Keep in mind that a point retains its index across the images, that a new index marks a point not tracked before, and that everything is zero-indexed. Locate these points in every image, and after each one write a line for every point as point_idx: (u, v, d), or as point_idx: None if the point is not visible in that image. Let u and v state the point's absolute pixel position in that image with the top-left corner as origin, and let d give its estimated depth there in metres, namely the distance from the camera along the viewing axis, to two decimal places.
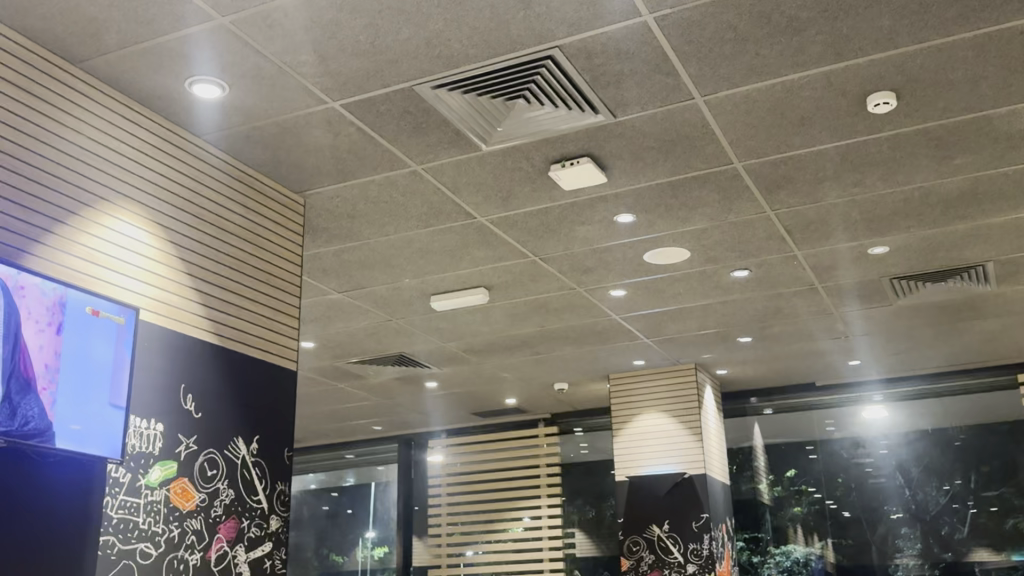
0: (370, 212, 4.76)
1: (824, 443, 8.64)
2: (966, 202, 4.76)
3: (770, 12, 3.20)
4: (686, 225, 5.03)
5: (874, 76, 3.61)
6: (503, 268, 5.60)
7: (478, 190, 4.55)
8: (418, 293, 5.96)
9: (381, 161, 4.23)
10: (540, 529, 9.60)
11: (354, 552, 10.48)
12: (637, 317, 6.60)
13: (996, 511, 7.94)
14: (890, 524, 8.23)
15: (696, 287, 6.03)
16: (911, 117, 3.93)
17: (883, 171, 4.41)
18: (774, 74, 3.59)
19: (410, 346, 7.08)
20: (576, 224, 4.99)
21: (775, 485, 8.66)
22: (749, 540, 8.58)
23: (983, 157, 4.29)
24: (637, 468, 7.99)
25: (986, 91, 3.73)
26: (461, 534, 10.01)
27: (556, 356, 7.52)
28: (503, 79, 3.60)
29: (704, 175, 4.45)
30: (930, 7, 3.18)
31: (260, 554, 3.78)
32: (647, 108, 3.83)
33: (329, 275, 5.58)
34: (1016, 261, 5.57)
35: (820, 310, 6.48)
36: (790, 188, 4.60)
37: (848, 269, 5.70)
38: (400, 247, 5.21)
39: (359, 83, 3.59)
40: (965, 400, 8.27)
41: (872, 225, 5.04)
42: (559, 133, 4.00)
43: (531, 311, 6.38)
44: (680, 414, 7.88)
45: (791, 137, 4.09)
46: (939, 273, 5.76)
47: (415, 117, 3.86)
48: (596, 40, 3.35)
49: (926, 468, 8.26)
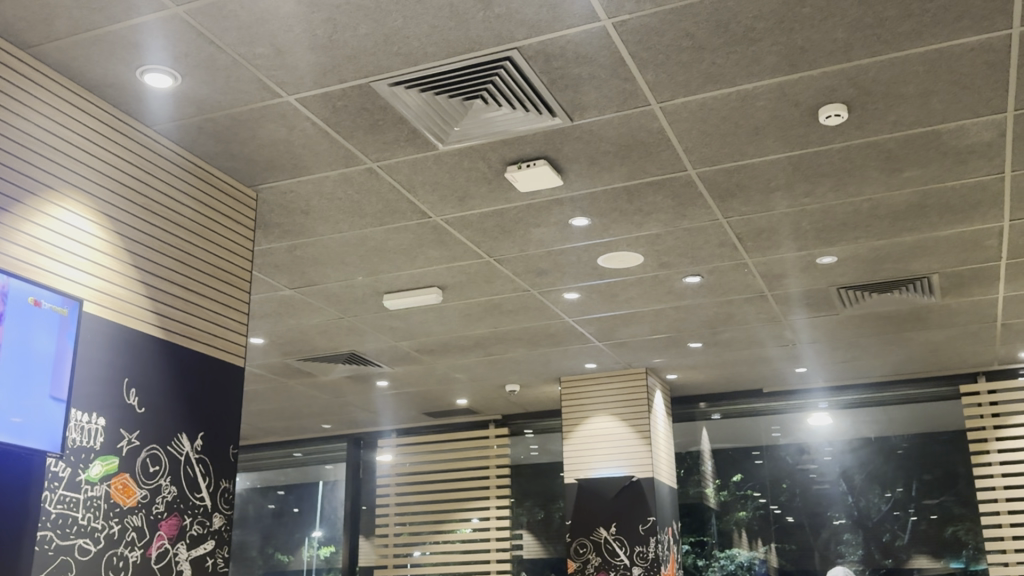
0: (325, 208, 4.72)
1: (769, 448, 8.76)
2: (913, 214, 4.85)
3: (727, 22, 3.24)
4: (641, 230, 5.06)
5: (827, 89, 3.67)
6: (457, 268, 5.59)
7: (435, 190, 4.53)
8: (371, 291, 5.92)
9: (336, 157, 4.20)
10: (489, 530, 9.55)
11: (299, 552, 10.44)
12: (591, 320, 6.63)
13: (936, 518, 8.11)
14: (833, 530, 8.37)
15: (648, 292, 6.07)
16: (863, 130, 4.00)
17: (834, 182, 4.48)
18: (730, 83, 3.63)
19: (361, 345, 7.03)
20: (531, 225, 4.99)
21: (721, 489, 8.76)
22: (695, 544, 8.67)
23: (932, 171, 4.37)
24: (587, 470, 8.02)
25: (936, 106, 3.81)
26: (409, 534, 9.92)
27: (508, 358, 7.53)
28: (461, 79, 3.59)
29: (659, 181, 4.48)
30: (884, 21, 3.24)
31: (202, 553, 3.72)
32: (605, 112, 3.85)
33: (281, 271, 5.52)
34: (962, 273, 5.69)
35: (769, 317, 6.56)
36: (743, 197, 4.65)
37: (798, 278, 5.79)
38: (354, 245, 5.18)
39: (316, 77, 3.55)
40: (908, 410, 8.44)
41: (822, 235, 5.12)
42: (517, 134, 4.00)
43: (485, 312, 6.38)
44: (630, 417, 7.93)
45: (745, 146, 4.13)
46: (887, 284, 5.85)
47: (372, 114, 3.83)
48: (555, 43, 3.35)
49: (868, 475, 8.41)
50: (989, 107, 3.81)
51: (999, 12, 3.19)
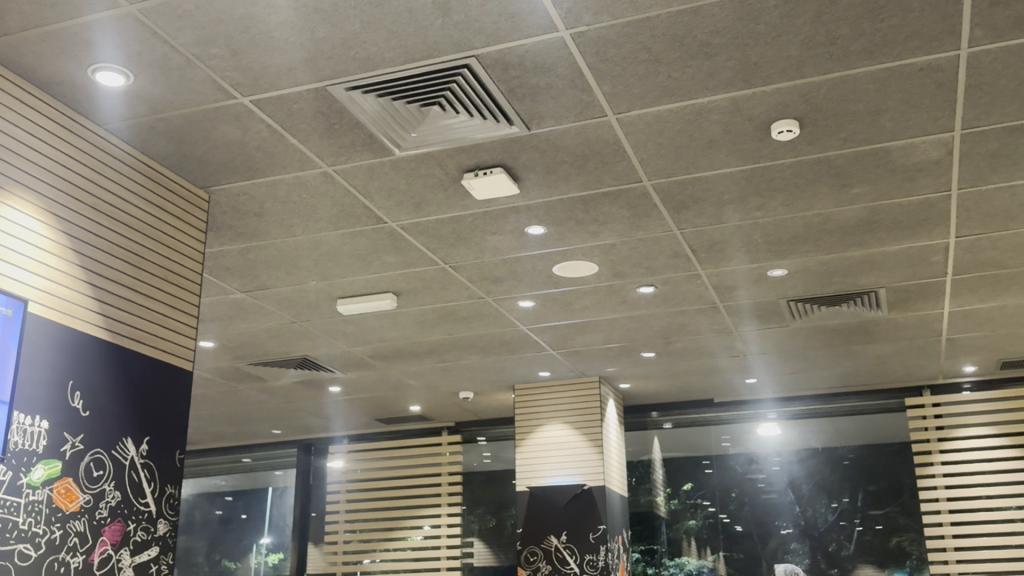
0: (279, 212, 4.67)
1: (719, 458, 8.86)
2: (862, 229, 4.94)
3: (683, 36, 3.28)
4: (596, 239, 5.09)
5: (779, 104, 3.73)
6: (412, 275, 5.57)
7: (391, 195, 4.52)
8: (324, 295, 5.87)
9: (290, 160, 4.16)
10: (439, 538, 9.48)
11: (246, 558, 10.34)
12: (545, 328, 6.65)
13: (881, 529, 8.24)
14: (781, 539, 8.47)
15: (602, 302, 6.11)
16: (814, 145, 4.06)
17: (785, 197, 4.56)
18: (686, 96, 3.67)
19: (313, 350, 6.97)
20: (487, 233, 5.00)
21: (671, 497, 8.82)
22: (645, 552, 8.72)
23: (881, 187, 4.46)
24: (539, 479, 8.03)
25: (885, 124, 3.88)
26: (359, 542, 9.83)
27: (462, 365, 7.52)
28: (418, 85, 3.58)
29: (614, 191, 4.51)
30: (836, 39, 3.30)
31: (146, 559, 3.66)
32: (562, 121, 3.86)
33: (232, 273, 5.46)
34: (908, 288, 5.80)
35: (720, 328, 6.64)
36: (697, 209, 4.71)
37: (749, 290, 5.86)
38: (308, 248, 5.13)
39: (272, 79, 3.52)
40: (855, 421, 8.58)
41: (772, 248, 5.20)
42: (474, 141, 3.99)
43: (439, 319, 6.36)
44: (582, 425, 7.96)
45: (699, 159, 4.18)
46: (835, 297, 5.95)
47: (329, 118, 3.81)
48: (513, 52, 3.36)
49: (815, 485, 8.54)
50: (937, 125, 3.90)
51: (947, 34, 3.27)
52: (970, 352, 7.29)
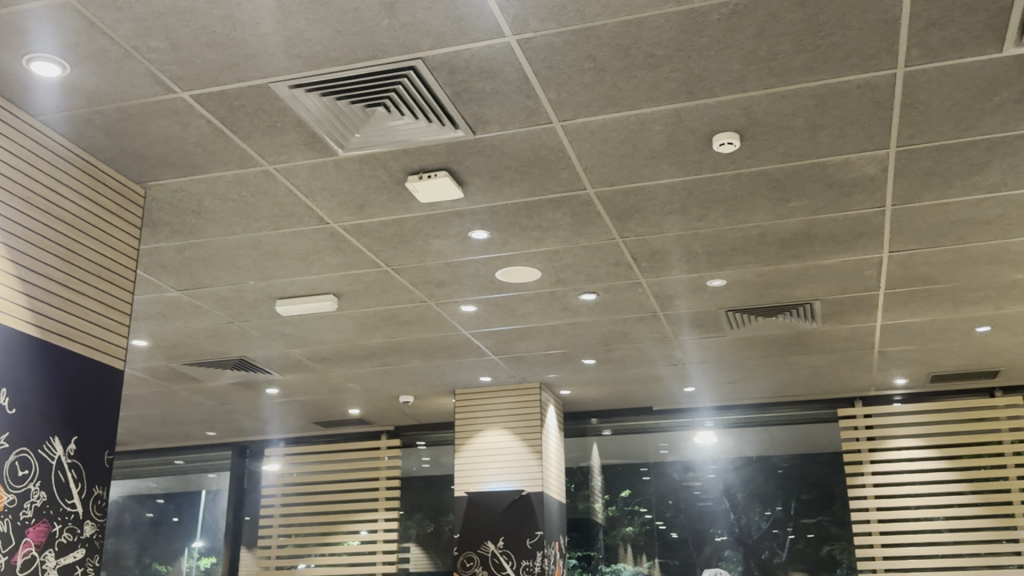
0: (217, 209, 4.59)
1: (656, 465, 8.93)
2: (799, 242, 5.03)
3: (629, 46, 3.31)
4: (539, 246, 5.10)
5: (721, 117, 3.78)
6: (353, 276, 5.51)
7: (333, 196, 4.48)
8: (262, 296, 5.79)
9: (230, 157, 4.09)
10: (375, 543, 9.43)
11: (178, 562, 10.09)
12: (487, 333, 6.64)
13: (812, 537, 8.35)
14: (715, 546, 8.55)
15: (544, 308, 6.12)
16: (754, 159, 4.13)
17: (725, 208, 4.62)
18: (630, 106, 3.70)
19: (250, 350, 6.86)
20: (430, 236, 4.97)
21: (609, 504, 8.87)
22: (582, 558, 8.75)
23: (818, 202, 4.55)
24: (477, 483, 8.02)
25: (823, 139, 3.96)
26: (294, 546, 9.71)
27: (402, 369, 7.47)
28: (363, 85, 3.55)
29: (558, 199, 4.53)
30: (777, 55, 3.36)
31: (72, 561, 3.56)
32: (506, 126, 3.86)
33: (168, 271, 5.35)
34: (842, 301, 5.92)
35: (660, 337, 6.70)
36: (639, 218, 4.74)
37: (688, 300, 5.93)
38: (247, 248, 5.06)
39: (212, 74, 3.46)
40: (789, 431, 8.74)
41: (712, 258, 5.26)
42: (419, 144, 3.97)
43: (380, 321, 6.31)
44: (522, 431, 7.97)
45: (641, 168, 4.22)
46: (772, 308, 6.04)
47: (270, 115, 3.75)
48: (459, 56, 3.36)
49: (750, 493, 8.63)
50: (872, 143, 3.99)
51: (885, 52, 3.34)
52: (901, 365, 7.47)
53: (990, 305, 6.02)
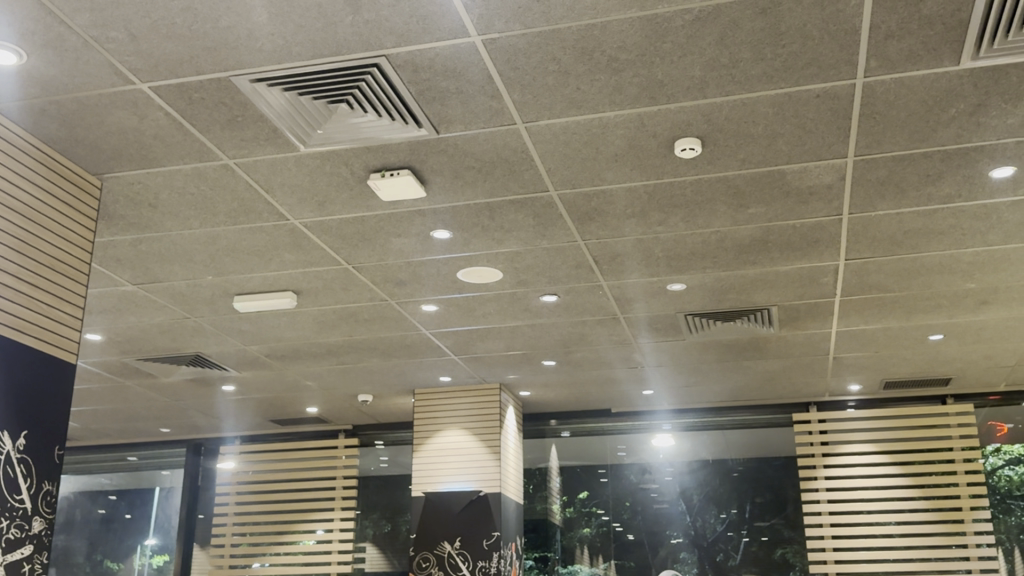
0: (174, 203, 4.53)
1: (614, 467, 8.98)
2: (757, 248, 5.09)
3: (592, 50, 3.32)
4: (500, 246, 5.10)
5: (682, 123, 3.81)
6: (313, 273, 5.47)
7: (293, 192, 4.44)
8: (220, 291, 5.72)
9: (188, 150, 4.04)
10: (331, 543, 9.36)
11: (130, 559, 9.94)
12: (447, 333, 6.63)
13: (766, 540, 8.44)
14: (670, 548, 8.60)
15: (505, 309, 6.12)
16: (714, 165, 4.16)
17: (685, 213, 4.65)
18: (593, 109, 3.71)
19: (206, 347, 6.78)
20: (391, 235, 4.95)
21: (567, 505, 8.89)
22: (539, 559, 8.75)
23: (776, 209, 4.60)
24: (435, 483, 8.00)
25: (782, 147, 4.01)
26: (248, 545, 9.61)
27: (361, 368, 7.44)
28: (325, 81, 3.52)
29: (519, 200, 4.53)
30: (738, 62, 3.39)
31: (19, 558, 3.48)
32: (470, 126, 3.86)
33: (123, 265, 5.27)
34: (798, 307, 5.99)
35: (619, 339, 6.73)
36: (600, 221, 4.76)
37: (647, 303, 5.97)
38: (204, 243, 5.00)
39: (171, 66, 3.41)
40: (745, 434, 8.82)
41: (672, 262, 5.30)
42: (382, 142, 3.95)
43: (339, 319, 6.27)
44: (481, 432, 7.97)
45: (603, 171, 4.23)
46: (729, 313, 6.10)
47: (230, 109, 3.71)
48: (423, 54, 3.35)
49: (706, 496, 8.70)
50: (830, 152, 4.05)
51: (844, 62, 3.39)
52: (856, 372, 7.58)
53: (942, 314, 6.13)
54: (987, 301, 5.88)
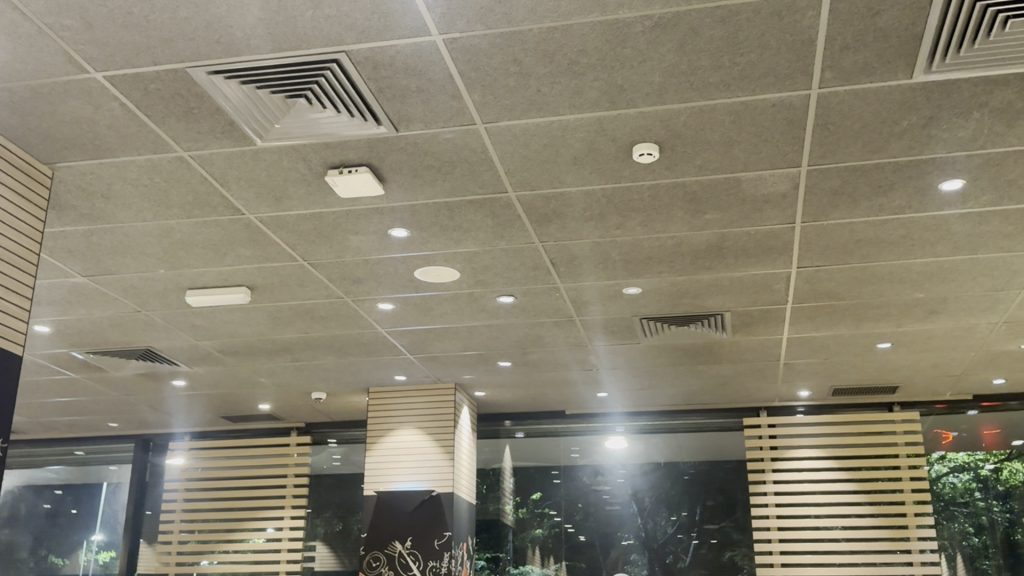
0: (128, 194, 4.46)
1: (567, 468, 9.01)
2: (713, 254, 5.14)
3: (553, 52, 3.33)
4: (458, 246, 5.10)
5: (641, 128, 3.84)
6: (268, 269, 5.42)
7: (250, 187, 4.39)
8: (172, 285, 5.64)
9: (143, 141, 3.98)
10: (280, 541, 9.30)
11: (75, 555, 9.75)
12: (403, 332, 6.60)
13: (715, 543, 8.52)
14: (621, 550, 8.65)
15: (461, 309, 6.12)
16: (671, 170, 4.20)
17: (642, 217, 4.69)
18: (553, 112, 3.73)
19: (157, 341, 6.68)
20: (349, 232, 4.92)
21: (520, 506, 8.90)
22: (490, 559, 8.76)
23: (731, 215, 4.66)
24: (387, 483, 7.96)
25: (739, 155, 4.06)
26: (197, 543, 9.49)
27: (315, 365, 7.38)
28: (284, 75, 3.49)
29: (478, 200, 4.53)
30: (697, 70, 3.43)
31: None
32: (430, 126, 3.85)
33: (74, 256, 5.18)
34: (751, 313, 6.07)
35: (574, 341, 6.76)
36: (558, 223, 4.78)
37: (603, 306, 6.00)
38: (157, 236, 4.93)
39: (127, 56, 3.36)
40: (696, 438, 8.91)
41: (628, 266, 5.33)
42: (340, 138, 3.92)
43: (294, 316, 6.22)
44: (435, 432, 7.95)
45: (562, 174, 4.25)
46: (684, 318, 6.16)
47: (187, 101, 3.66)
48: (385, 52, 3.33)
49: (657, 498, 8.76)
50: (785, 161, 4.11)
51: (800, 73, 3.44)
52: (806, 378, 7.70)
53: (891, 322, 6.25)
54: (934, 311, 6.01)
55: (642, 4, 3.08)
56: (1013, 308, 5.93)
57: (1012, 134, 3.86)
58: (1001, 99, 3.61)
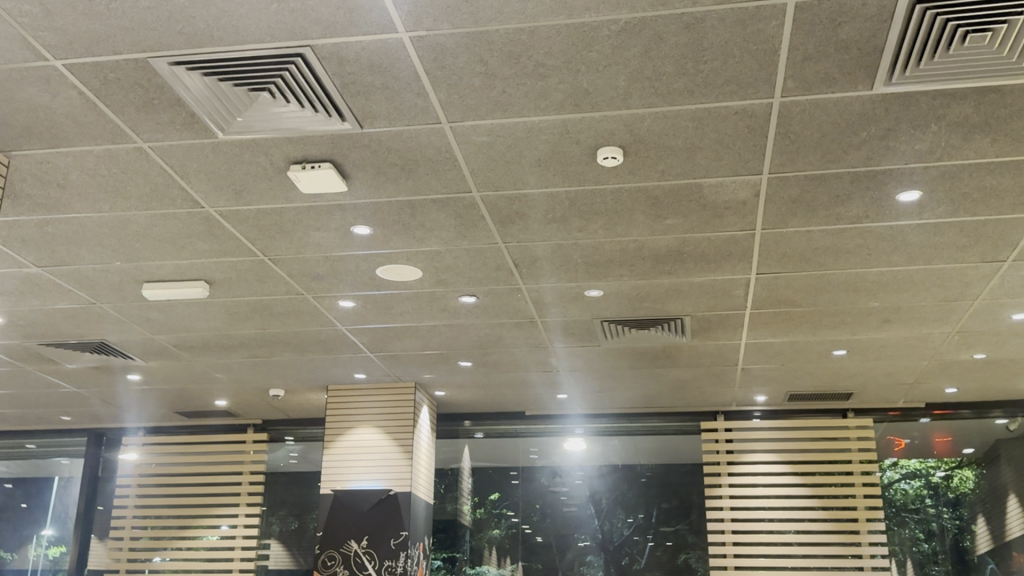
0: (84, 184, 4.38)
1: (525, 469, 9.03)
2: (673, 258, 5.17)
3: (520, 54, 3.33)
4: (420, 245, 5.08)
5: (605, 132, 3.85)
6: (227, 264, 5.36)
7: (209, 180, 4.34)
8: (128, 278, 5.56)
9: (100, 131, 3.92)
10: (234, 538, 9.20)
11: (25, 550, 9.56)
12: (363, 330, 6.56)
13: (670, 545, 8.59)
14: (578, 551, 8.67)
15: (423, 308, 6.10)
16: (634, 174, 4.22)
17: (604, 221, 4.71)
18: (518, 113, 3.72)
19: (112, 334, 6.58)
20: (310, 229, 4.88)
21: (477, 506, 8.90)
22: (447, 559, 8.74)
23: (693, 221, 4.69)
24: (344, 482, 7.91)
25: (701, 161, 4.09)
26: (149, 539, 9.34)
27: (273, 361, 7.32)
28: (247, 69, 3.45)
29: (441, 199, 4.52)
30: (661, 75, 3.45)
31: None
32: (394, 123, 3.83)
33: (27, 246, 5.08)
34: (710, 318, 6.12)
35: (535, 343, 6.77)
36: (521, 225, 4.78)
37: (564, 308, 6.02)
38: (114, 227, 4.85)
39: (86, 44, 3.30)
40: (654, 441, 8.97)
41: (590, 269, 5.35)
42: (304, 133, 3.89)
43: (252, 312, 6.16)
44: (394, 430, 7.92)
45: (526, 176, 4.25)
46: (644, 321, 6.20)
47: (147, 91, 3.61)
48: (350, 47, 3.31)
49: (614, 500, 8.80)
50: (746, 168, 4.14)
51: (763, 82, 3.47)
52: (762, 383, 7.78)
53: (846, 330, 6.34)
54: (889, 320, 6.10)
55: (609, 8, 3.09)
56: (965, 319, 6.04)
57: (968, 147, 3.93)
58: (958, 113, 3.67)
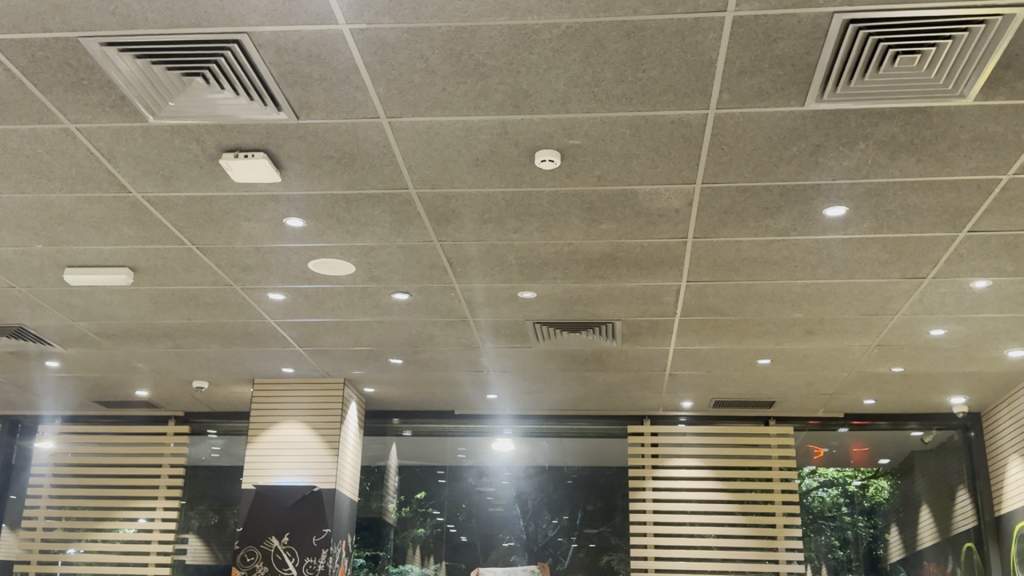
0: (6, 163, 4.24)
1: (452, 468, 9.01)
2: (607, 263, 5.21)
3: (461, 52, 3.32)
4: (353, 240, 5.03)
5: (543, 135, 3.86)
6: (154, 251, 5.23)
7: (138, 165, 4.23)
8: (49, 262, 5.39)
9: (25, 110, 3.79)
10: (151, 532, 8.98)
11: None
12: (293, 323, 6.47)
13: (593, 547, 8.66)
14: (502, 551, 8.68)
15: (354, 303, 6.04)
16: (571, 178, 4.24)
17: (539, 223, 4.73)
18: (457, 112, 3.72)
19: (31, 319, 6.38)
20: (242, 219, 4.80)
21: (403, 505, 8.83)
22: (369, 558, 8.64)
23: (626, 227, 4.74)
24: (267, 477, 7.76)
25: (637, 168, 4.13)
26: (62, 531, 9.07)
27: (198, 353, 7.17)
28: (182, 52, 3.37)
29: (377, 195, 4.48)
30: (600, 81, 3.47)
31: None
32: (331, 115, 3.79)
33: None
34: (641, 323, 6.19)
35: (466, 342, 6.76)
36: (456, 223, 4.77)
37: (496, 308, 6.02)
38: (37, 210, 4.70)
39: (14, 20, 3.20)
40: (582, 443, 9.02)
41: (524, 270, 5.36)
42: (238, 121, 3.82)
43: (179, 301, 6.03)
44: (321, 427, 7.83)
45: (463, 175, 4.25)
46: (576, 324, 6.24)
47: (76, 71, 3.51)
48: (289, 36, 3.27)
49: (540, 501, 8.83)
50: (680, 176, 4.20)
51: (699, 92, 3.53)
52: (689, 389, 7.90)
53: (771, 340, 6.47)
54: (812, 331, 6.25)
55: (551, 12, 3.10)
56: (886, 332, 6.21)
57: (893, 165, 4.04)
58: (885, 132, 3.78)
